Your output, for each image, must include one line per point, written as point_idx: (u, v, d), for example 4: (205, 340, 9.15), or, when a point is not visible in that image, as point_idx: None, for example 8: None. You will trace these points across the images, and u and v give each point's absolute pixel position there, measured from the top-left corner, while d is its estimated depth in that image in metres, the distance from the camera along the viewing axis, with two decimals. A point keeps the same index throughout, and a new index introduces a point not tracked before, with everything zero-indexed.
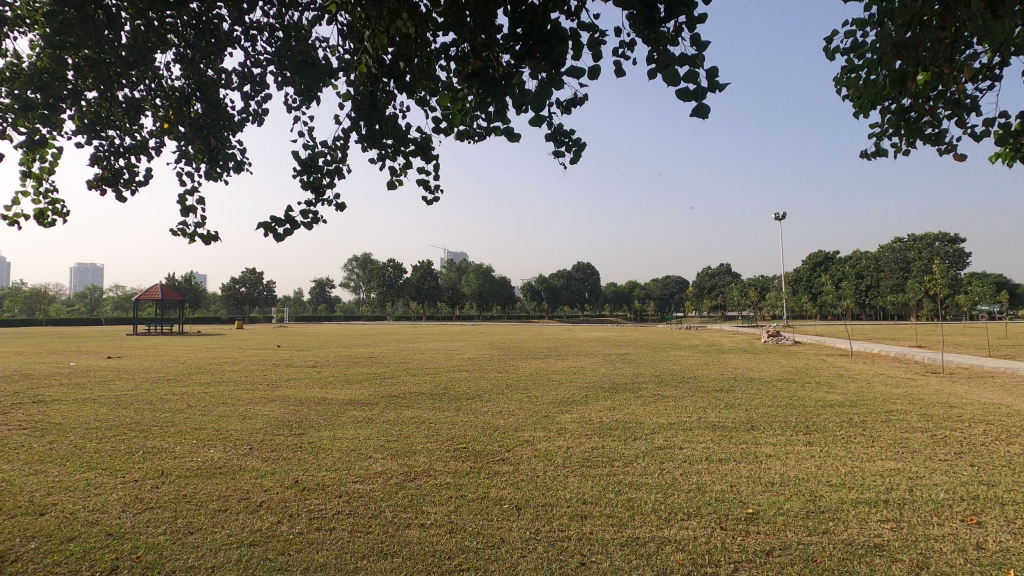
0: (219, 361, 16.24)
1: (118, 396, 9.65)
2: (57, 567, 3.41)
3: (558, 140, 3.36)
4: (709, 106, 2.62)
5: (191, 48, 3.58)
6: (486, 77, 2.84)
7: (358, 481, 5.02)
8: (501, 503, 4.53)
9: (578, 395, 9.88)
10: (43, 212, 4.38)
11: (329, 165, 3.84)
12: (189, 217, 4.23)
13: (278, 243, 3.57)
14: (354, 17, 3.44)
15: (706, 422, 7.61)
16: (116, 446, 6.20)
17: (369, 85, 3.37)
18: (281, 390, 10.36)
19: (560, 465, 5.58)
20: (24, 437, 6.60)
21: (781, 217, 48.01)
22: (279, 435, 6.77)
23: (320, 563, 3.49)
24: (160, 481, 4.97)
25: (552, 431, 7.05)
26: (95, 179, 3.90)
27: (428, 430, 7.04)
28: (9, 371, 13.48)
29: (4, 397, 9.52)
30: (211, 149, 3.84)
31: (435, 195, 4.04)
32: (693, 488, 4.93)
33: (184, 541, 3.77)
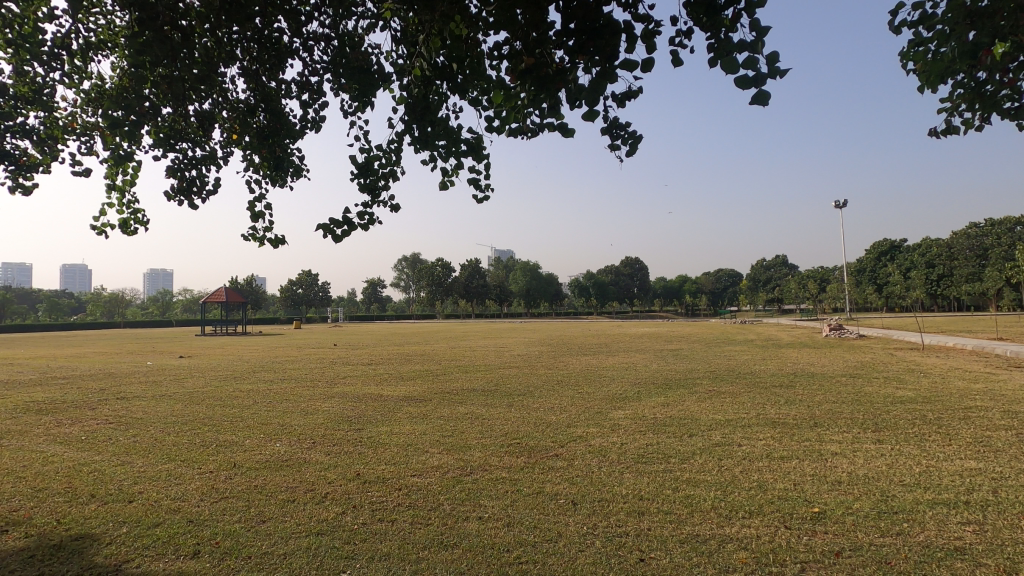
0: (281, 359, 17.03)
1: (191, 393, 10.23)
2: (146, 550, 3.68)
3: (613, 134, 3.33)
4: (770, 94, 2.54)
5: (254, 61, 3.75)
6: (541, 74, 2.85)
7: (416, 474, 5.16)
8: (556, 498, 4.55)
9: (630, 392, 9.76)
10: (125, 221, 4.70)
11: (384, 167, 3.94)
12: (259, 223, 4.46)
13: (336, 243, 3.69)
14: (407, 21, 3.52)
15: (765, 418, 7.36)
16: (192, 439, 6.59)
17: (422, 88, 3.43)
18: (339, 387, 10.74)
19: (615, 461, 5.54)
20: (110, 431, 7.12)
21: (841, 204, 45.62)
22: (339, 430, 7.02)
23: (384, 553, 3.61)
24: (232, 473, 5.26)
25: (605, 427, 7.01)
26: (172, 190, 4.15)
27: (482, 426, 7.13)
28: (96, 369, 14.60)
29: (91, 393, 10.30)
30: (276, 157, 4.05)
31: (487, 194, 4.07)
32: (754, 486, 4.79)
33: (258, 528, 3.98)
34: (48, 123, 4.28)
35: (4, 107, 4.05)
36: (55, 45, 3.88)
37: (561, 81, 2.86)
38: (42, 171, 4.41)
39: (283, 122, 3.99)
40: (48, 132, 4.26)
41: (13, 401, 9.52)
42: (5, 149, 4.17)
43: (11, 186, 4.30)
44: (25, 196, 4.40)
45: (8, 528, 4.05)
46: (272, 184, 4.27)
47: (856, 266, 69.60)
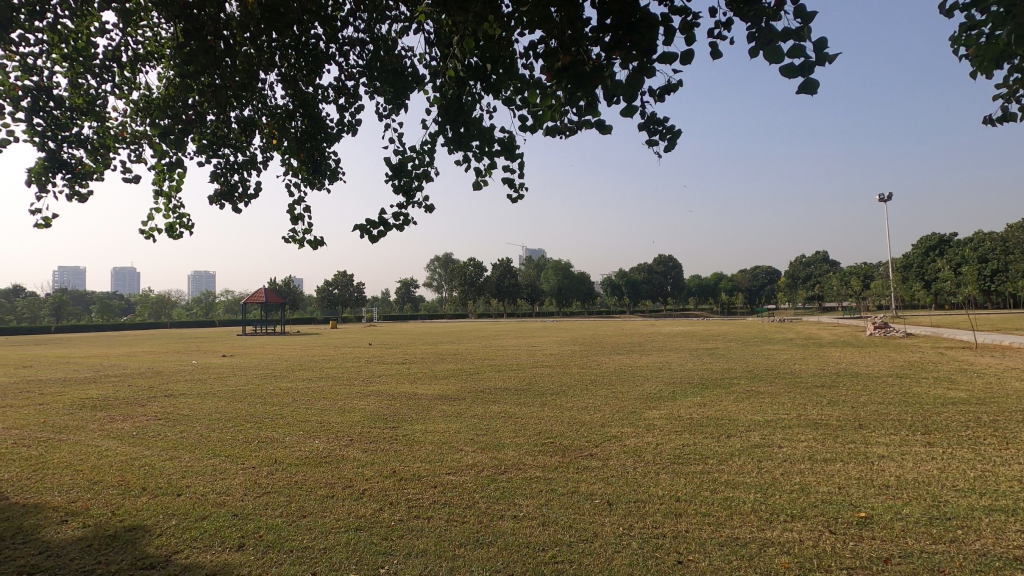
0: (318, 358, 17.43)
1: (234, 391, 10.56)
2: (193, 542, 3.82)
3: (651, 129, 3.28)
4: (818, 83, 2.47)
5: (293, 67, 3.85)
6: (577, 71, 2.84)
7: (451, 472, 5.21)
8: (591, 498, 4.52)
9: (665, 391, 9.62)
10: (172, 226, 4.90)
11: (418, 168, 3.98)
12: (298, 225, 4.59)
13: (373, 244, 3.75)
14: (441, 23, 3.55)
15: (807, 420, 7.15)
16: (235, 435, 6.82)
17: (456, 89, 3.46)
18: (374, 386, 10.92)
19: (650, 462, 5.47)
20: (159, 427, 7.43)
21: (886, 198, 43.90)
22: (375, 427, 7.15)
23: (421, 549, 3.66)
24: (274, 469, 5.40)
25: (640, 427, 6.92)
26: (215, 195, 4.30)
27: (515, 425, 7.14)
28: (144, 367, 15.25)
29: (141, 391, 10.76)
30: (314, 161, 4.15)
31: (521, 194, 4.05)
32: (796, 489, 4.66)
33: (299, 523, 4.09)
34: (100, 132, 4.50)
35: (60, 118, 4.28)
36: (106, 57, 4.07)
37: (597, 77, 2.84)
38: (95, 178, 4.64)
39: (320, 126, 4.08)
40: (100, 141, 4.48)
41: (70, 398, 10.01)
42: (62, 158, 4.41)
43: (67, 193, 4.55)
44: (80, 203, 4.64)
45: (68, 518, 4.27)
46: (310, 188, 4.38)
47: (902, 261, 66.86)
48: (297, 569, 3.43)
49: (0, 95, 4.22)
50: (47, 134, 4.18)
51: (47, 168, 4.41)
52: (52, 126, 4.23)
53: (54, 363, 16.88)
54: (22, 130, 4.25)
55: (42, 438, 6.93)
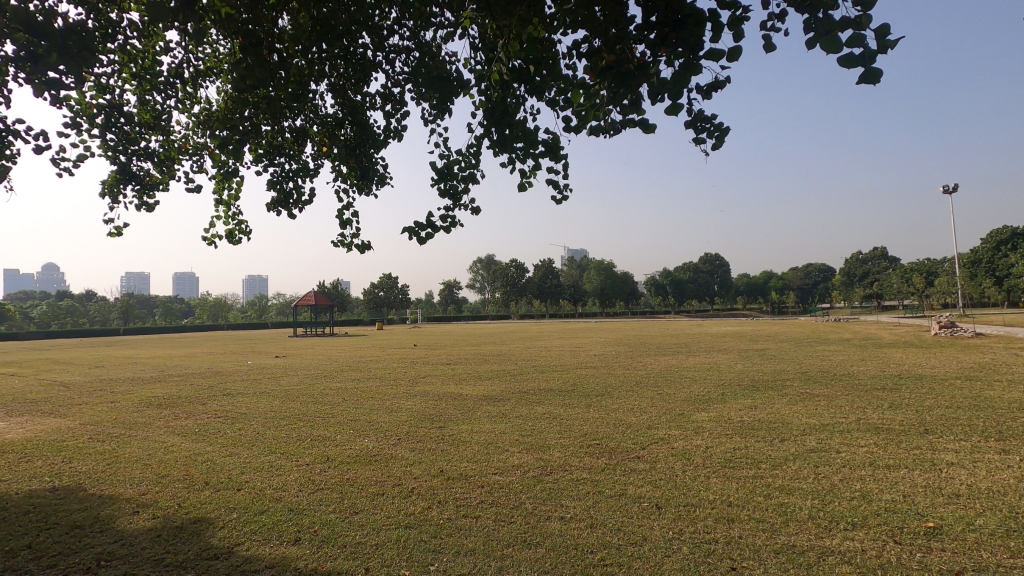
0: (366, 359, 17.89)
1: (287, 390, 10.97)
2: (253, 534, 3.99)
3: (698, 127, 3.23)
4: (882, 72, 2.50)
5: (342, 77, 3.97)
6: (621, 70, 2.82)
7: (497, 472, 5.24)
8: (640, 501, 4.46)
9: (713, 393, 9.38)
10: (231, 232, 5.15)
11: (464, 171, 4.03)
12: (347, 229, 4.78)
13: (421, 246, 3.83)
14: (485, 28, 3.60)
15: (867, 424, 6.82)
16: (290, 433, 7.07)
17: (500, 92, 3.49)
18: (420, 386, 11.11)
19: (700, 465, 5.35)
20: (219, 424, 7.78)
21: (951, 190, 41.38)
22: (422, 427, 7.27)
23: (469, 548, 3.70)
24: (326, 466, 5.58)
25: (688, 430, 6.77)
26: (272, 202, 4.54)
27: (560, 426, 7.12)
28: (205, 367, 16.05)
29: (202, 390, 11.31)
30: (363, 167, 4.29)
31: (565, 194, 4.04)
32: (857, 496, 4.46)
33: (351, 519, 4.20)
34: (166, 145, 4.78)
35: (130, 133, 4.58)
36: (170, 74, 4.34)
37: (642, 75, 2.81)
38: (161, 189, 4.93)
39: (369, 133, 4.21)
40: (165, 154, 4.76)
41: (138, 396, 10.63)
42: (132, 170, 4.72)
43: (137, 204, 4.87)
44: (148, 213, 4.97)
45: (139, 509, 4.54)
46: (359, 193, 4.52)
47: (970, 257, 62.91)
48: (351, 564, 3.53)
49: (78, 114, 4.56)
50: (118, 148, 4.49)
51: (119, 180, 4.73)
52: (123, 141, 4.55)
53: (123, 363, 17.95)
54: (97, 146, 4.58)
55: (114, 434, 7.37)
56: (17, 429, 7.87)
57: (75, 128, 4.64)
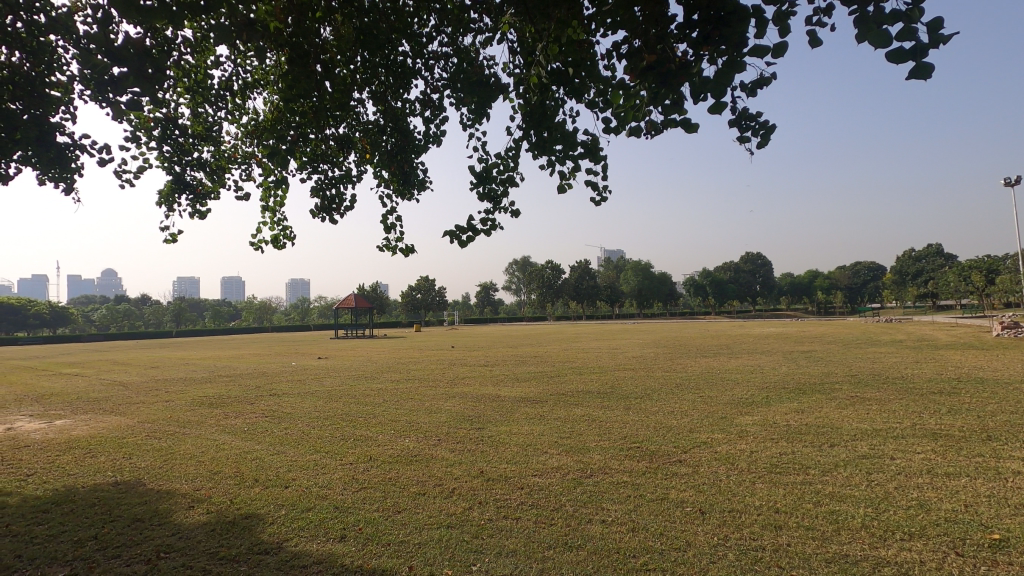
0: (405, 360, 18.24)
1: (331, 391, 11.26)
2: (301, 530, 4.11)
3: (743, 125, 3.16)
4: (933, 67, 2.41)
5: (383, 85, 4.07)
6: (663, 69, 2.80)
7: (536, 474, 5.24)
8: (682, 506, 4.38)
9: (758, 396, 9.14)
10: (277, 238, 5.34)
11: (502, 174, 4.06)
12: (390, 233, 4.89)
13: (462, 248, 3.87)
14: (523, 31, 3.62)
15: (924, 430, 6.51)
16: (334, 433, 7.26)
17: (540, 95, 3.50)
18: (458, 387, 11.21)
19: (745, 470, 5.21)
20: (266, 423, 8.07)
21: (1015, 181, 38.71)
22: (461, 428, 7.33)
23: (511, 549, 3.71)
24: (370, 465, 5.70)
25: (731, 434, 6.62)
26: (316, 208, 4.71)
27: (600, 429, 7.07)
28: (253, 368, 16.69)
29: (250, 389, 11.74)
30: (404, 172, 4.38)
31: (604, 197, 4.00)
32: (914, 505, 4.26)
33: (393, 518, 4.28)
34: (217, 155, 5.00)
35: (185, 145, 4.81)
36: (220, 87, 4.59)
37: (684, 74, 2.78)
38: (213, 198, 5.16)
39: (410, 139, 4.30)
40: (216, 164, 4.98)
41: (191, 396, 11.11)
42: (186, 180, 4.96)
43: (190, 212, 5.11)
44: (200, 220, 5.21)
45: (194, 504, 4.74)
46: (400, 199, 4.61)
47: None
48: (395, 562, 3.59)
49: (137, 127, 4.82)
50: (173, 159, 4.72)
51: (175, 190, 4.97)
52: (178, 152, 4.79)
53: (178, 364, 18.84)
54: (154, 157, 4.82)
55: (170, 431, 7.73)
56: (82, 426, 8.34)
57: (135, 141, 4.91)
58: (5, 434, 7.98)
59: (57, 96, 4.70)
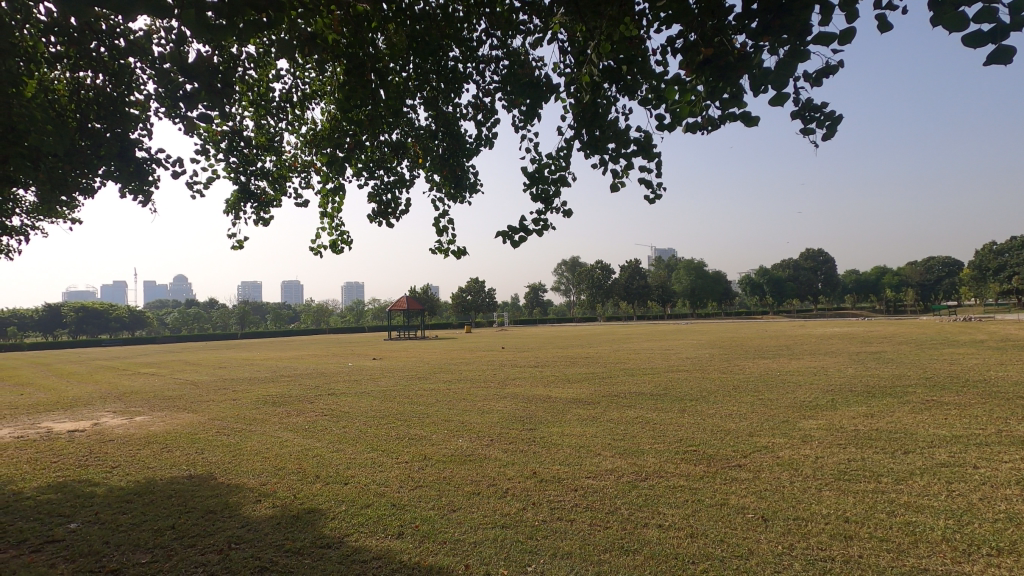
0: (456, 361, 18.52)
1: (385, 391, 11.54)
2: (360, 526, 4.23)
3: (806, 117, 3.02)
4: (1015, 51, 2.23)
5: (435, 90, 4.15)
6: (720, 62, 2.73)
7: (590, 476, 5.20)
8: (744, 512, 4.23)
9: (823, 399, 8.72)
10: (335, 243, 5.55)
11: (554, 174, 4.04)
12: (443, 236, 4.97)
13: (514, 248, 3.88)
14: (573, 30, 3.62)
15: (1011, 437, 6.03)
16: (389, 432, 7.44)
17: (591, 94, 3.47)
18: (509, 388, 11.26)
19: (810, 476, 4.99)
20: (325, 421, 8.35)
21: None
22: (513, 429, 7.35)
23: (566, 551, 3.69)
24: (425, 464, 5.81)
25: (794, 438, 6.34)
26: (373, 213, 4.86)
27: (654, 431, 6.94)
28: (312, 368, 17.34)
29: (309, 389, 12.20)
30: (456, 176, 4.43)
31: (658, 194, 3.88)
32: (1002, 518, 3.95)
33: (449, 517, 4.34)
34: (278, 165, 5.24)
35: (249, 155, 5.06)
36: (281, 100, 4.83)
37: (744, 66, 2.69)
38: (275, 206, 5.40)
39: (461, 143, 4.35)
40: (278, 172, 5.22)
41: (256, 394, 11.65)
42: (251, 189, 5.23)
43: (255, 219, 5.38)
44: (264, 227, 5.47)
45: (261, 498, 4.96)
46: (452, 202, 4.68)
47: None
48: (451, 560, 3.64)
49: (206, 141, 5.11)
50: (239, 170, 4.99)
51: (240, 199, 5.24)
52: (244, 163, 5.05)
53: (244, 364, 19.83)
54: (222, 168, 5.10)
55: (238, 428, 8.15)
56: (159, 422, 8.89)
57: (205, 154, 5.22)
58: (93, 428, 8.62)
59: (136, 114, 5.04)
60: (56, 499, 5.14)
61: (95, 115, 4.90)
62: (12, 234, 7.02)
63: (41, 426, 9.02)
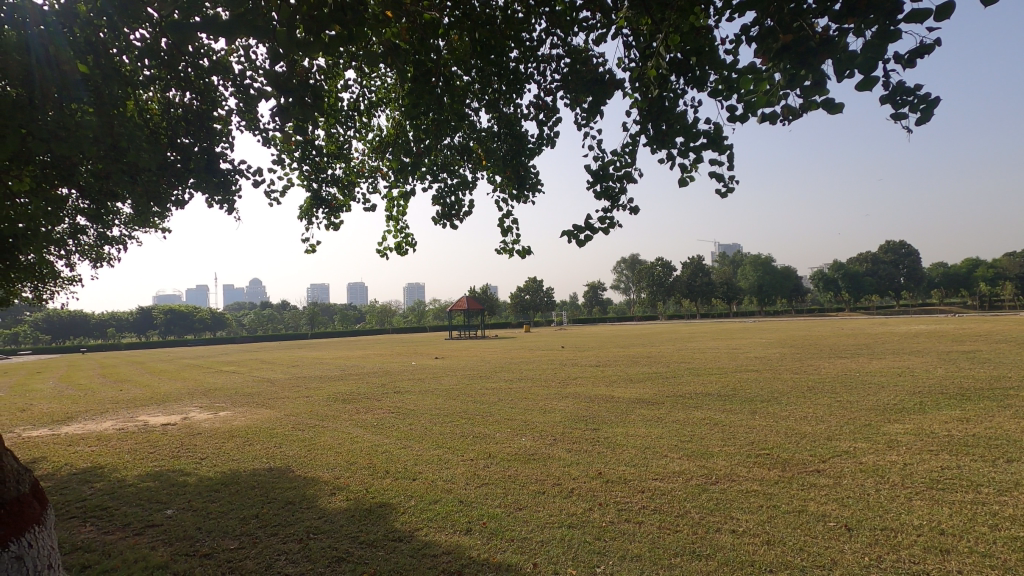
0: (517, 360, 18.63)
1: (448, 389, 11.78)
2: (430, 521, 4.34)
3: (898, 101, 2.74)
4: None
5: (497, 92, 4.18)
6: (800, 48, 2.60)
7: (657, 478, 5.09)
8: (825, 520, 4.02)
9: (910, 402, 8.13)
10: (400, 245, 5.71)
11: (620, 171, 3.95)
12: (508, 237, 5.00)
13: (579, 248, 3.75)
14: (638, 24, 3.55)
15: None
16: (454, 430, 7.58)
17: (658, 87, 3.38)
18: (571, 388, 11.20)
19: (897, 484, 4.67)
20: (393, 418, 8.63)
21: None
22: (577, 429, 7.30)
23: (635, 553, 3.64)
24: (489, 462, 5.88)
25: (878, 443, 5.96)
26: (438, 215, 4.97)
27: (723, 433, 6.70)
28: (379, 367, 17.96)
29: (376, 387, 12.62)
30: (519, 176, 4.45)
31: (730, 188, 3.67)
32: None
33: (516, 515, 4.38)
34: (347, 171, 5.45)
35: (320, 163, 5.30)
36: (349, 109, 5.04)
37: (827, 51, 2.54)
38: (344, 211, 5.62)
39: (523, 143, 4.35)
40: (347, 179, 5.43)
41: (327, 392, 12.16)
42: (323, 195, 5.47)
43: (326, 224, 5.62)
44: (334, 231, 5.70)
45: (335, 491, 5.19)
46: (515, 202, 4.70)
47: None
48: (520, 558, 3.67)
49: (282, 151, 5.40)
50: (311, 177, 5.24)
51: (313, 205, 5.49)
52: (315, 170, 5.29)
53: (316, 363, 20.80)
54: (296, 177, 5.37)
55: (311, 424, 8.55)
56: (241, 417, 9.48)
57: (281, 163, 5.51)
58: (183, 422, 9.31)
59: (219, 129, 5.37)
60: (154, 487, 5.58)
61: (184, 131, 5.26)
62: (113, 243, 7.69)
63: (139, 419, 9.84)
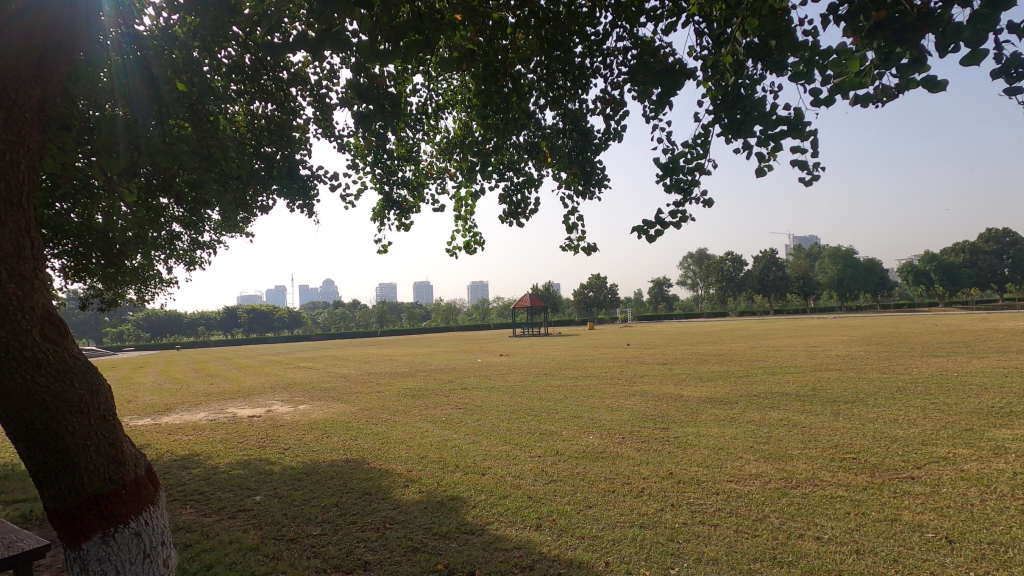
0: (582, 358, 18.50)
1: (513, 386, 11.87)
2: (500, 516, 4.40)
3: (1012, 73, 2.50)
4: None
5: (563, 88, 4.16)
6: (896, 25, 2.42)
7: (733, 480, 4.90)
8: (922, 531, 3.73)
9: (1020, 405, 7.39)
10: (468, 244, 5.80)
11: (691, 163, 3.80)
12: (573, 234, 4.96)
13: (649, 245, 3.52)
14: (711, 10, 3.42)
15: None
16: (520, 426, 7.63)
17: (734, 74, 3.24)
18: (638, 386, 10.99)
19: (1006, 495, 4.26)
20: (461, 414, 8.79)
21: None
22: (646, 428, 7.15)
23: (711, 556, 3.53)
24: (557, 459, 5.88)
25: (982, 449, 5.46)
26: (504, 214, 5.00)
27: (804, 435, 6.36)
28: (446, 364, 18.34)
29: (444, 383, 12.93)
30: (585, 172, 4.40)
31: (814, 176, 3.43)
32: None
33: (585, 513, 4.36)
34: (416, 173, 5.60)
35: (391, 166, 5.48)
36: (418, 112, 5.18)
37: (929, 24, 2.35)
38: (413, 212, 5.78)
39: (589, 138, 4.31)
40: (416, 180, 5.58)
41: (397, 388, 12.56)
42: (394, 197, 5.66)
43: (397, 224, 5.80)
44: (405, 231, 5.88)
45: (408, 483, 5.37)
46: (581, 199, 4.66)
47: None
48: (591, 556, 3.65)
49: (355, 155, 5.62)
50: (382, 180, 5.43)
51: (385, 207, 5.69)
52: (387, 173, 5.48)
53: (386, 359, 21.53)
54: (369, 180, 5.58)
55: (384, 418, 8.86)
56: (318, 410, 9.96)
57: (354, 168, 5.75)
58: (267, 415, 9.89)
59: (298, 137, 5.67)
60: (243, 475, 5.98)
61: (267, 140, 5.59)
62: (204, 248, 8.27)
63: (228, 411, 10.56)
